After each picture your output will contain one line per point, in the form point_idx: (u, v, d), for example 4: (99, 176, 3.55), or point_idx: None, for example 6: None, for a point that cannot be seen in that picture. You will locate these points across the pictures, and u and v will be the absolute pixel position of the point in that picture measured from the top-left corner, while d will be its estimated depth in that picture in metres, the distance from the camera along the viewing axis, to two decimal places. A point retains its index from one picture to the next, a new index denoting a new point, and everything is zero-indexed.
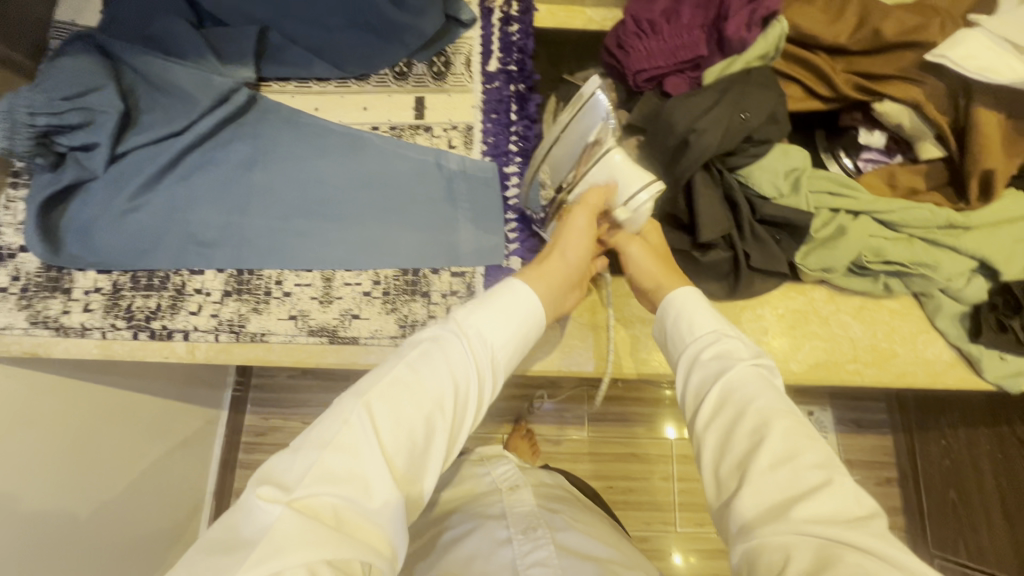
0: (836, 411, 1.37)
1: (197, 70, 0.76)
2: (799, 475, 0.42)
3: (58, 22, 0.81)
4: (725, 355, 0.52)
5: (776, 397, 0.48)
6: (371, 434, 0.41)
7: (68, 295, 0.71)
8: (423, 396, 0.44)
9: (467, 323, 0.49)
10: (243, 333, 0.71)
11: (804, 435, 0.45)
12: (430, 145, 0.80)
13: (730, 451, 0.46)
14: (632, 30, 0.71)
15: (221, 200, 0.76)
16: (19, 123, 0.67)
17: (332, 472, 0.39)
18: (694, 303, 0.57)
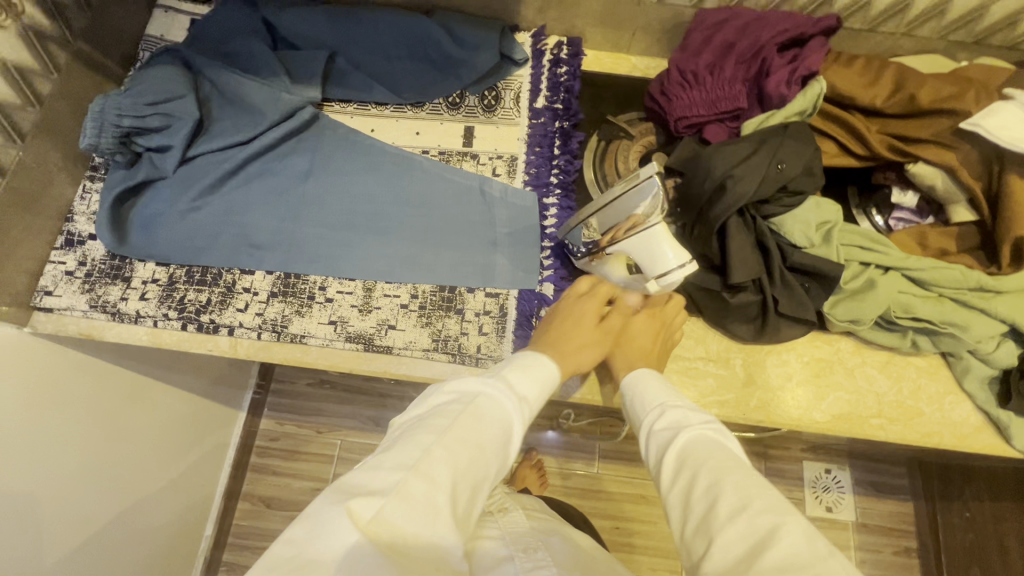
0: (855, 471, 1.33)
1: (267, 86, 0.82)
2: (755, 522, 0.42)
3: (149, 36, 0.88)
4: (678, 422, 0.54)
5: (730, 456, 0.49)
6: (447, 465, 0.42)
7: (127, 283, 0.75)
8: (487, 443, 0.46)
9: (520, 378, 0.54)
10: (284, 333, 0.74)
11: (758, 485, 0.45)
12: (475, 171, 0.84)
13: (692, 509, 0.47)
14: (676, 79, 0.75)
15: (275, 207, 0.80)
16: (107, 123, 0.74)
17: (409, 495, 0.39)
18: (647, 377, 0.62)
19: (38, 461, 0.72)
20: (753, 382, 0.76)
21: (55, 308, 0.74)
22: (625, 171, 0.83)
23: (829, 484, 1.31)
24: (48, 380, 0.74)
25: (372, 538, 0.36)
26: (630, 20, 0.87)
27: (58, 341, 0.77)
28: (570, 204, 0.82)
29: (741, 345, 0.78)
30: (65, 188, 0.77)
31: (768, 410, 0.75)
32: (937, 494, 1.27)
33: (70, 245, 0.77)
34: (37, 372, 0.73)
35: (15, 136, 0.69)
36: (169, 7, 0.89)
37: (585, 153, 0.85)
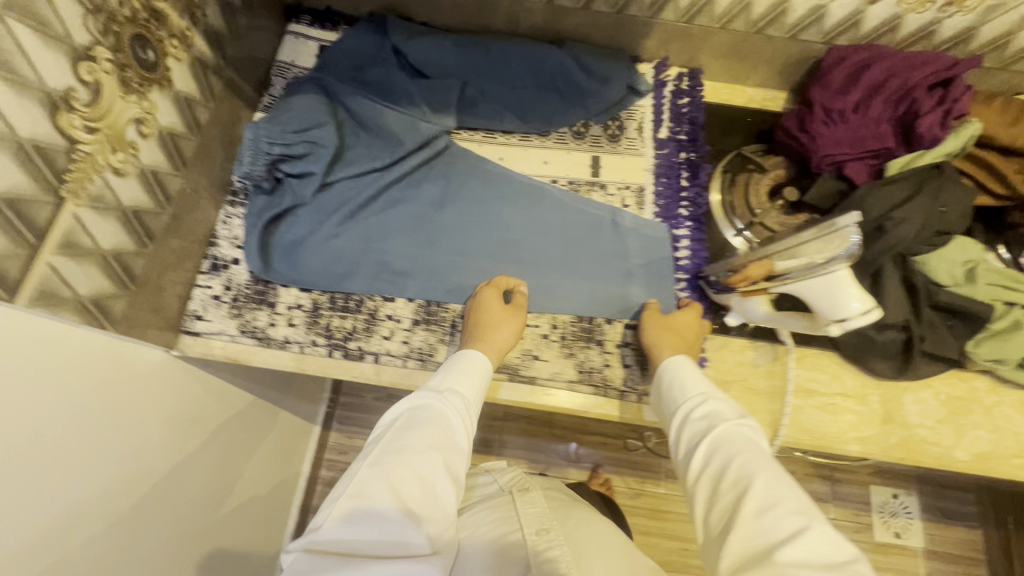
0: (922, 497, 1.32)
1: (406, 115, 0.84)
2: (782, 521, 0.48)
3: (279, 62, 0.89)
4: (713, 415, 0.60)
5: (759, 452, 0.55)
6: (376, 477, 0.53)
7: (273, 308, 0.76)
8: (414, 448, 0.56)
9: (434, 384, 0.64)
10: (430, 361, 0.75)
11: (784, 484, 0.51)
12: (605, 202, 0.85)
13: (719, 498, 0.53)
14: (820, 117, 0.76)
15: (413, 236, 0.81)
16: (261, 151, 0.76)
17: (356, 514, 0.50)
18: (687, 367, 0.67)
19: (174, 482, 0.73)
20: (891, 419, 0.76)
21: (204, 332, 0.75)
22: (756, 204, 0.83)
23: (898, 510, 1.30)
24: (187, 401, 0.76)
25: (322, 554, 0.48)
26: (756, 54, 0.88)
27: (191, 363, 0.77)
28: (701, 236, 0.82)
29: (877, 381, 0.78)
30: (210, 213, 0.78)
31: (907, 448, 0.75)
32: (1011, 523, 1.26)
33: (215, 270, 0.77)
34: (166, 391, 0.72)
35: (180, 164, 0.70)
36: (300, 34, 0.90)
37: (713, 186, 0.86)
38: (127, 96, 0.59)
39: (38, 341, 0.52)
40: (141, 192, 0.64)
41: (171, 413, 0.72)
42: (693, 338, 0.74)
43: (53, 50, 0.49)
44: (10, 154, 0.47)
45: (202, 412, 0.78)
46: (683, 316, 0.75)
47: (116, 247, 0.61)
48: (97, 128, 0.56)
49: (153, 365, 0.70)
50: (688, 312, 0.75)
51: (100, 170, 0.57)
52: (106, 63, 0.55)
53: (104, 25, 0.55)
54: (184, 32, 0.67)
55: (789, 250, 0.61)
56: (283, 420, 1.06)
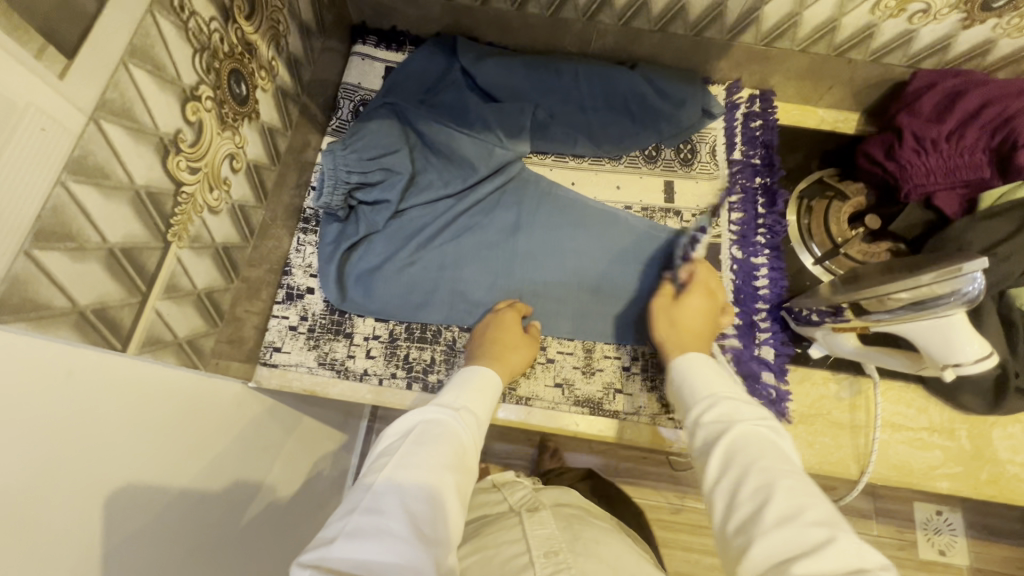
0: (967, 514, 1.27)
1: (480, 140, 0.82)
2: (802, 533, 0.43)
3: (346, 84, 0.87)
4: (727, 416, 0.55)
5: (783, 460, 0.50)
6: (388, 497, 0.47)
7: (350, 339, 0.75)
8: (427, 464, 0.51)
9: (447, 401, 0.60)
10: (511, 394, 0.74)
11: (809, 493, 0.46)
12: (680, 229, 0.83)
13: (736, 509, 0.47)
14: (910, 145, 0.74)
15: (487, 264, 0.80)
16: (338, 180, 0.75)
17: (361, 530, 0.44)
18: (702, 365, 0.62)
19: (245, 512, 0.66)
20: (979, 455, 0.74)
21: (282, 364, 0.74)
22: (836, 232, 0.81)
23: (941, 527, 1.26)
24: (257, 430, 0.72)
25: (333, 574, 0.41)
26: (834, 76, 0.86)
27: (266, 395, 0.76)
28: (781, 265, 0.80)
29: (964, 416, 0.76)
30: (284, 241, 0.77)
31: (998, 486, 0.73)
32: None
33: (290, 299, 0.76)
34: (241, 419, 0.68)
35: (262, 196, 0.69)
36: (366, 55, 0.88)
37: (788, 211, 0.84)
38: (223, 133, 0.58)
39: (133, 386, 0.48)
40: (230, 227, 0.63)
41: (248, 447, 0.68)
42: (705, 326, 0.70)
43: (166, 94, 0.48)
44: (128, 203, 0.46)
45: (268, 441, 0.74)
46: (689, 304, 0.71)
47: (208, 285, 0.60)
48: (198, 168, 0.55)
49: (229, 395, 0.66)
50: (692, 298, 0.71)
51: (199, 210, 0.56)
52: (207, 102, 0.54)
53: (207, 63, 0.53)
54: (270, 62, 0.66)
55: (913, 295, 0.58)
56: (340, 446, 1.04)
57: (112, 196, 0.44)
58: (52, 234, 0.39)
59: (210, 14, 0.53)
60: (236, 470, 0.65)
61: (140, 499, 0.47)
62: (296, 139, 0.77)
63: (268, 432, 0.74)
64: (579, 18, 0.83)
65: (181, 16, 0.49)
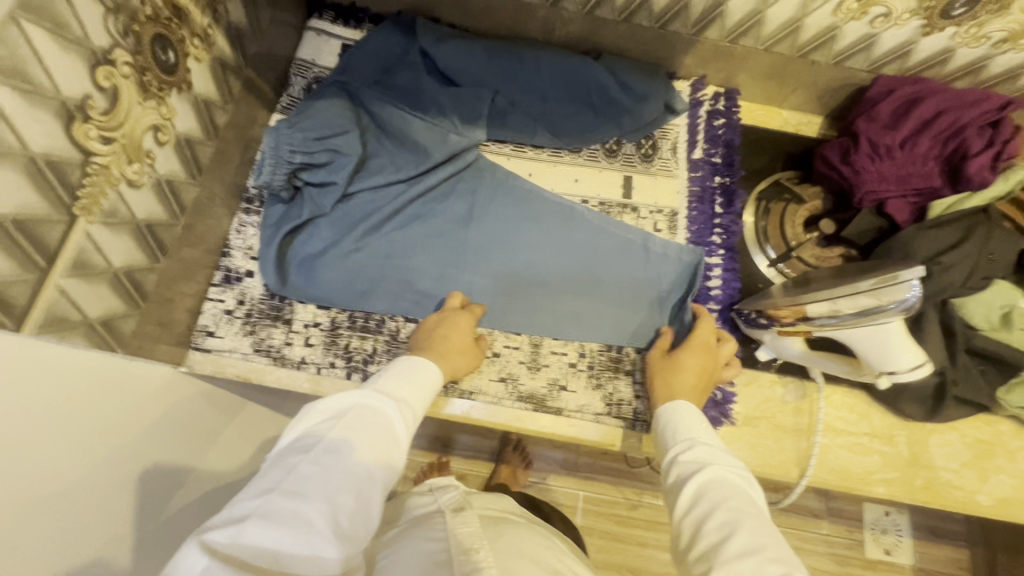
0: (913, 516, 1.30)
1: (435, 126, 0.80)
2: (763, 567, 0.43)
3: (299, 59, 0.84)
4: (704, 457, 0.54)
5: (751, 502, 0.50)
6: (316, 483, 0.44)
7: (289, 326, 0.72)
8: (356, 452, 0.47)
9: (390, 388, 0.55)
10: (453, 388, 0.72)
11: (772, 535, 0.46)
12: (637, 225, 0.82)
13: (701, 538, 0.48)
14: (866, 151, 0.74)
15: (437, 254, 0.77)
16: (281, 159, 0.72)
17: (274, 515, 0.41)
18: (685, 411, 0.61)
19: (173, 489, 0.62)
20: (916, 460, 0.75)
21: (215, 350, 0.71)
22: (791, 235, 0.81)
23: (887, 527, 1.29)
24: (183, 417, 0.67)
25: (229, 562, 0.39)
26: (797, 77, 0.85)
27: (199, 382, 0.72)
28: (734, 266, 0.80)
29: (904, 422, 0.76)
30: (223, 221, 0.73)
31: (932, 492, 0.74)
32: (999, 544, 1.25)
33: (228, 282, 0.73)
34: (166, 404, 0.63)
35: (195, 171, 0.66)
36: (322, 30, 0.85)
37: (745, 212, 0.84)
38: (145, 102, 0.54)
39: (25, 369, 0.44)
40: (155, 203, 0.59)
41: (171, 413, 0.64)
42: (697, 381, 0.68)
43: (69, 54, 0.45)
44: (22, 172, 0.42)
45: (197, 423, 0.69)
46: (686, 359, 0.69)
47: (127, 263, 0.57)
48: (113, 138, 0.51)
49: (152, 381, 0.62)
50: (690, 354, 0.69)
51: (114, 183, 0.52)
52: (124, 67, 0.51)
53: (123, 25, 0.50)
54: (206, 30, 0.62)
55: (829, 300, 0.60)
56: None
57: None
58: None
59: None
60: (157, 448, 0.60)
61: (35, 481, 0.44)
62: (240, 114, 0.73)
63: (195, 414, 0.69)
64: (542, 4, 0.80)
65: None
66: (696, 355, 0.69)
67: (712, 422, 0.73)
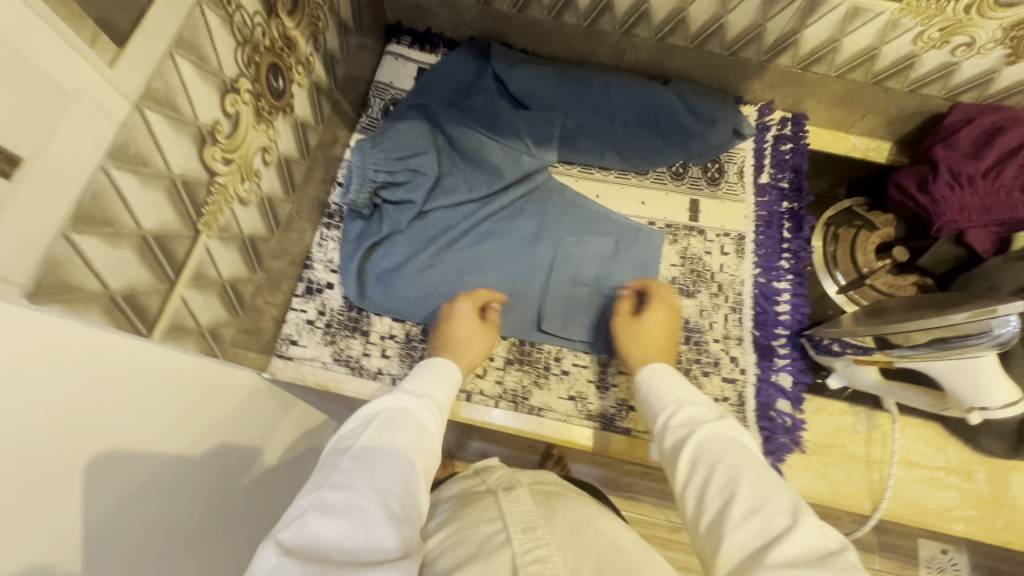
0: (972, 554, 1.24)
1: (508, 148, 0.83)
2: (768, 522, 0.42)
3: (378, 82, 0.88)
4: (694, 419, 0.54)
5: (746, 450, 0.50)
6: (361, 475, 0.45)
7: (366, 337, 0.75)
8: (392, 444, 0.49)
9: (414, 385, 0.58)
10: (523, 404, 0.73)
11: (776, 486, 0.45)
12: (704, 248, 0.82)
13: (706, 507, 0.47)
14: (946, 180, 0.73)
15: (507, 272, 0.79)
16: (365, 178, 0.76)
17: (331, 506, 0.42)
18: (665, 373, 0.61)
19: (250, 494, 0.64)
20: (996, 499, 0.73)
21: (298, 358, 0.74)
22: (863, 262, 0.80)
23: (944, 566, 1.23)
24: (263, 428, 0.68)
25: (300, 557, 0.39)
26: (869, 103, 0.85)
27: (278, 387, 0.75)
28: (803, 291, 0.79)
29: (982, 458, 0.74)
30: (308, 235, 0.77)
31: (1014, 533, 0.71)
32: None
33: (309, 293, 0.77)
34: (252, 414, 0.66)
35: (290, 188, 0.70)
36: (399, 55, 0.89)
37: (814, 237, 0.83)
38: (258, 126, 0.58)
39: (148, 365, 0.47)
40: (258, 219, 0.63)
41: (252, 436, 0.65)
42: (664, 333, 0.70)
43: (207, 84, 0.48)
44: (164, 192, 0.46)
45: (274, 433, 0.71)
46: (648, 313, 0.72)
47: (233, 275, 0.60)
48: (232, 160, 0.55)
49: (242, 388, 0.65)
50: (654, 309, 0.72)
51: (229, 201, 0.56)
52: (245, 94, 0.55)
53: (248, 57, 0.54)
54: (308, 57, 0.66)
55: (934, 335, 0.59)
56: None
57: (149, 183, 0.44)
58: (89, 218, 0.39)
59: (255, 8, 0.53)
60: (240, 455, 0.62)
61: (142, 490, 0.46)
62: (327, 134, 0.78)
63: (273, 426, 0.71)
64: (615, 31, 0.82)
65: (228, 10, 0.49)
66: (659, 312, 0.72)
67: (783, 449, 0.73)
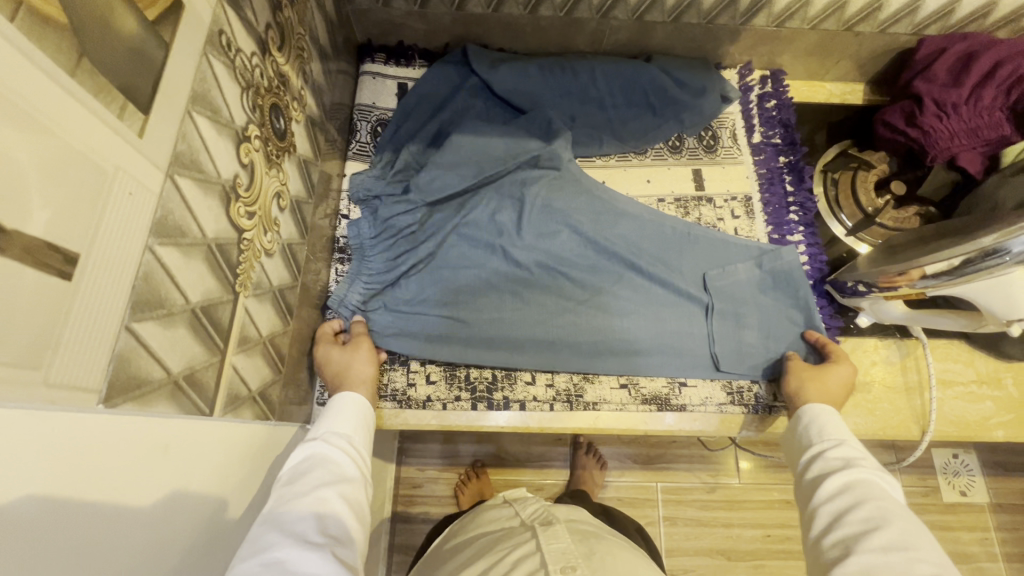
0: (981, 454, 1.24)
1: (525, 147, 0.82)
2: (909, 564, 0.43)
3: (360, 105, 0.85)
4: (851, 456, 0.55)
5: (900, 506, 0.49)
6: (275, 532, 0.42)
7: (407, 367, 0.73)
8: (302, 490, 0.47)
9: (315, 434, 0.56)
10: (577, 402, 0.73)
11: (927, 544, 0.45)
12: (716, 215, 0.84)
13: (841, 525, 0.48)
14: (932, 111, 0.76)
15: (556, 285, 0.77)
16: (385, 223, 0.78)
17: (247, 575, 0.39)
18: (836, 418, 0.61)
19: None
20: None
21: None
22: (865, 202, 0.83)
23: (958, 469, 1.22)
24: None
25: None
26: (842, 50, 0.87)
27: None
28: (817, 240, 0.82)
29: (1007, 364, 0.78)
30: (324, 273, 0.75)
31: None
32: None
33: None
34: None
35: (304, 232, 0.67)
36: (377, 73, 0.87)
37: (814, 186, 0.86)
38: (270, 171, 0.55)
39: (210, 445, 0.43)
40: (283, 268, 0.60)
41: None
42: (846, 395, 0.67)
43: (224, 139, 0.45)
44: (203, 258, 0.43)
45: None
46: (835, 368, 0.68)
47: (271, 332, 0.57)
48: (253, 212, 0.52)
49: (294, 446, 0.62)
50: (842, 366, 0.68)
51: (257, 255, 0.53)
52: (255, 141, 0.51)
53: (252, 101, 0.51)
54: (301, 92, 0.63)
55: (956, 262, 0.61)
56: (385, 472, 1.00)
57: (189, 253, 0.41)
58: (145, 304, 0.36)
59: (251, 49, 0.50)
60: None
61: (189, 570, 0.39)
62: (326, 168, 0.74)
63: None
64: (592, 16, 0.82)
65: (230, 55, 0.46)
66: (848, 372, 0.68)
67: None
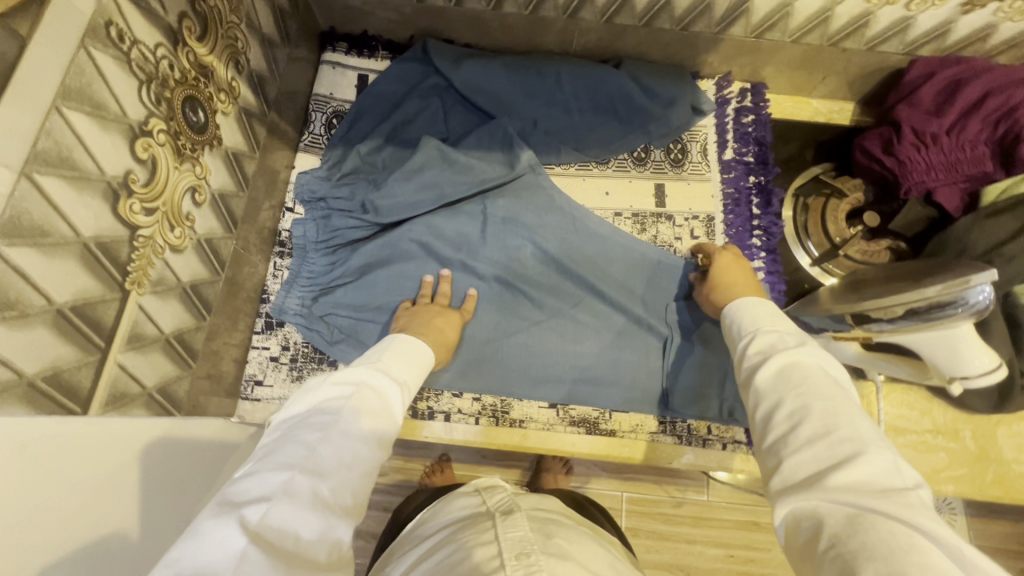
0: None
1: (490, 157, 0.79)
2: (833, 447, 0.38)
3: (317, 95, 0.83)
4: (770, 346, 0.48)
5: (827, 382, 0.43)
6: (334, 460, 0.40)
7: (335, 368, 0.72)
8: (364, 433, 0.43)
9: (388, 370, 0.51)
10: (503, 419, 0.72)
11: (852, 418, 0.39)
12: (674, 234, 0.80)
13: (771, 429, 0.42)
14: (909, 140, 0.71)
15: (509, 301, 0.75)
16: (332, 226, 0.76)
17: (299, 493, 0.37)
18: (753, 306, 0.55)
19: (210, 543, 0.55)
20: (983, 454, 0.72)
21: (265, 399, 0.71)
22: (834, 232, 0.79)
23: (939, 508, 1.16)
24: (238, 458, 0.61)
25: (259, 540, 0.34)
26: (829, 65, 0.82)
27: None
28: (777, 268, 0.77)
29: (967, 416, 0.73)
30: (261, 266, 0.73)
31: (1001, 488, 0.71)
32: None
33: (269, 328, 0.73)
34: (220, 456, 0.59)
35: (232, 225, 0.66)
36: (337, 63, 0.84)
37: (783, 209, 0.82)
38: (181, 165, 0.54)
39: (88, 438, 0.43)
40: (197, 262, 0.59)
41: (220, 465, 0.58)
42: (743, 270, 0.66)
43: (110, 134, 0.44)
44: (76, 258, 0.42)
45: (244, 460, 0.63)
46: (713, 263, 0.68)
47: (177, 327, 0.57)
48: (154, 208, 0.51)
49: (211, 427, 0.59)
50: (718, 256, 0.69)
51: (159, 251, 0.52)
52: (160, 135, 0.50)
53: (156, 94, 0.49)
54: (230, 83, 0.61)
55: (908, 308, 0.56)
56: None
57: (53, 253, 0.40)
58: None
59: (156, 39, 0.48)
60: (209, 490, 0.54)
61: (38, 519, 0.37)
62: (268, 160, 0.73)
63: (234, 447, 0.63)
64: (559, 15, 0.78)
65: (121, 47, 0.44)
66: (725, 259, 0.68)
67: None
